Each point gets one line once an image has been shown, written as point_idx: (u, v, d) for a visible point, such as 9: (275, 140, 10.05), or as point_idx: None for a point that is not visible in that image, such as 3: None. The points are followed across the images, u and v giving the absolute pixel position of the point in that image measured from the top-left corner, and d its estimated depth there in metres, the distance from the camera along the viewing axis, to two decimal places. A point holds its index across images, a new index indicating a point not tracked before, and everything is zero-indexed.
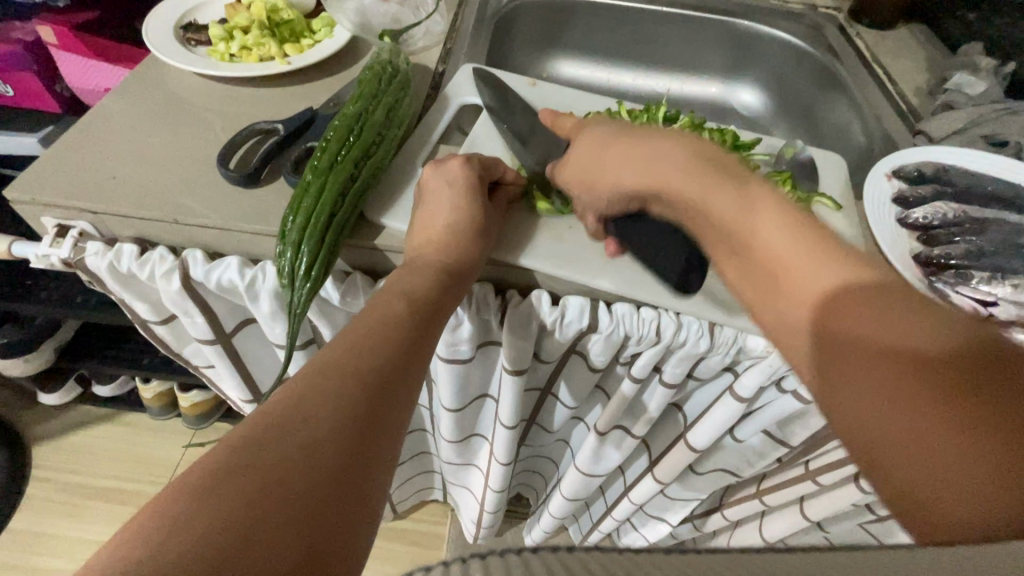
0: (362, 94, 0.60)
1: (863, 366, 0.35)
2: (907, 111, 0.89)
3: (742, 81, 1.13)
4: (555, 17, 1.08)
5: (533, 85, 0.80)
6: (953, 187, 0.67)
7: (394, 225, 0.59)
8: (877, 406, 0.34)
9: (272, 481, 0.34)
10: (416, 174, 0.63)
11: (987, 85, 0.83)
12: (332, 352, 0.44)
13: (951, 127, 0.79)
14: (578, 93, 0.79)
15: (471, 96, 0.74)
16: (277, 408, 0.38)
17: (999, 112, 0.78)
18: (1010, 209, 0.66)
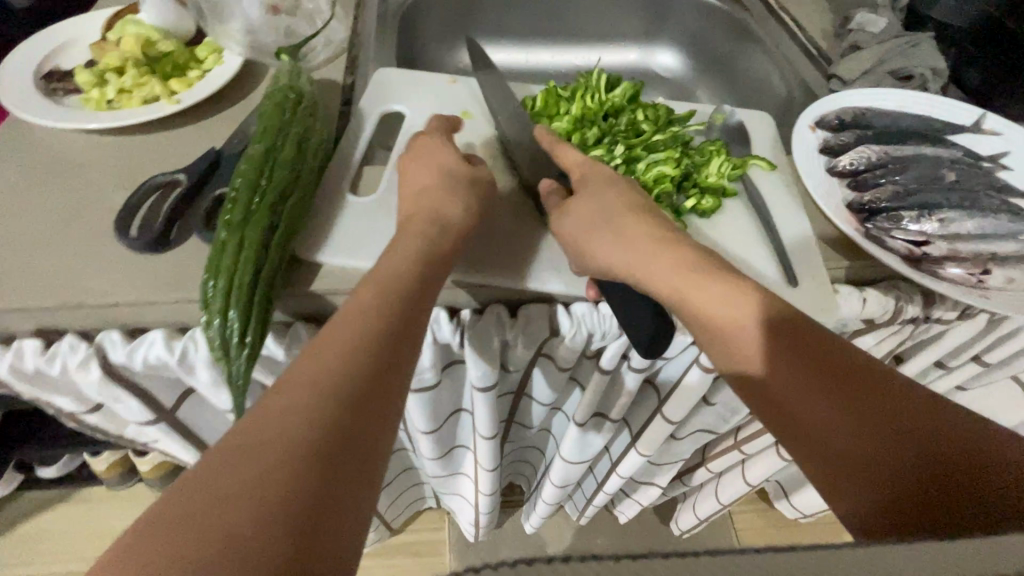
0: (264, 129, 0.54)
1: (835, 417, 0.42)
2: (818, 55, 0.91)
3: (660, 44, 1.13)
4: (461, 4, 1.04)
5: (453, 81, 0.75)
6: (872, 130, 0.70)
7: (331, 264, 0.54)
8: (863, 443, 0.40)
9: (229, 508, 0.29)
10: (343, 203, 0.59)
11: (887, 21, 0.84)
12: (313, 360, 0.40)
13: (860, 68, 0.82)
14: None
15: (384, 106, 0.70)
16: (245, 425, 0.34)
17: (900, 46, 0.81)
18: (925, 143, 0.69)
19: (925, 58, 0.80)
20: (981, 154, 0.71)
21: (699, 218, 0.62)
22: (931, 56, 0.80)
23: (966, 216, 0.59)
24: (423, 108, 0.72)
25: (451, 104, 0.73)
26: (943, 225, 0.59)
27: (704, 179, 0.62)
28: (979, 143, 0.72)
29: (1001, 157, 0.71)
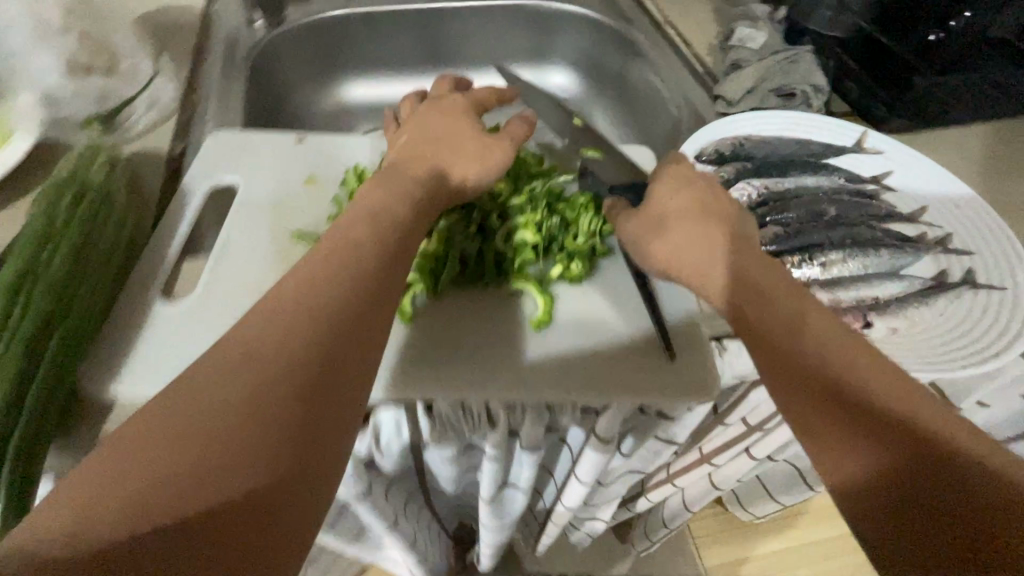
0: (26, 246, 0.45)
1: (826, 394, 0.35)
2: (705, 72, 0.87)
3: (551, 64, 1.06)
4: (328, 40, 0.96)
5: (300, 140, 0.66)
6: (753, 162, 0.66)
7: (127, 397, 0.46)
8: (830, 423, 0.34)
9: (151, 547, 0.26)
10: (151, 313, 0.50)
11: (766, 36, 0.81)
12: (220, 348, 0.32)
13: (743, 87, 0.78)
14: (353, 138, 0.66)
15: (215, 179, 0.61)
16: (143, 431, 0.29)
17: (780, 63, 0.77)
18: (807, 172, 0.65)
19: (806, 73, 0.76)
20: (864, 176, 0.68)
21: (570, 285, 0.55)
22: (811, 72, 0.76)
23: (846, 256, 0.56)
24: (260, 176, 0.62)
25: (294, 168, 0.63)
26: (825, 269, 0.56)
27: (570, 241, 0.55)
28: (863, 165, 0.69)
29: (885, 177, 0.68)
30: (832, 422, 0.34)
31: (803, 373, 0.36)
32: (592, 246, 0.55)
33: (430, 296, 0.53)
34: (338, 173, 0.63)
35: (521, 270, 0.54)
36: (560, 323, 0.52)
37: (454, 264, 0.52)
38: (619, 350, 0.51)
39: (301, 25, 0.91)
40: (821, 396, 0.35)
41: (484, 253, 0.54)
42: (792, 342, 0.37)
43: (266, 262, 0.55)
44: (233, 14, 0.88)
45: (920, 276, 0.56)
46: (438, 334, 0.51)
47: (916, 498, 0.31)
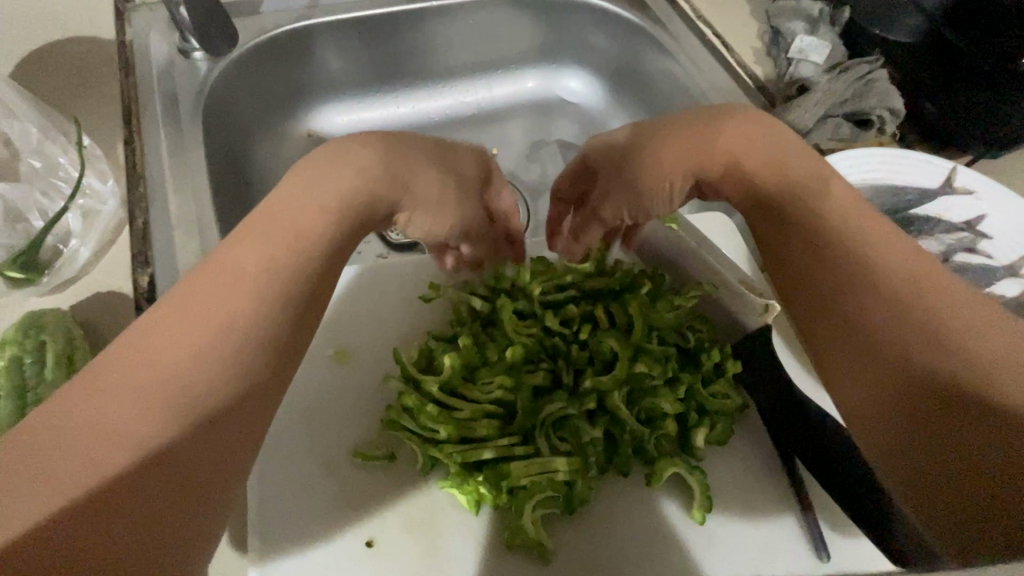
0: None
1: (880, 330, 0.35)
2: (757, 87, 0.75)
3: (560, 66, 0.89)
4: (292, 62, 0.76)
5: None
6: None
7: None
8: (897, 352, 0.34)
9: (100, 507, 0.27)
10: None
11: (830, 46, 0.70)
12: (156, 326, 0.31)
13: (812, 114, 0.67)
14: (385, 272, 0.52)
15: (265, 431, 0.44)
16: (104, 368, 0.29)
17: (856, 83, 0.67)
18: (901, 236, 0.60)
19: (881, 94, 0.67)
20: (954, 224, 0.62)
21: (715, 448, 0.46)
22: (889, 93, 0.67)
23: None
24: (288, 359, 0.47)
25: (326, 328, 0.49)
26: None
27: (709, 396, 0.45)
28: (954, 210, 0.63)
29: (976, 223, 0.62)
30: (844, 325, 0.38)
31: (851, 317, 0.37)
32: (733, 398, 0.45)
33: (563, 511, 0.42)
34: (383, 337, 0.49)
35: (663, 451, 0.43)
36: (718, 512, 0.43)
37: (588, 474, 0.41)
38: (774, 544, 0.43)
39: (256, 48, 0.71)
40: (820, 293, 0.39)
41: (615, 440, 0.43)
42: (839, 266, 0.38)
43: (331, 493, 0.42)
44: (159, 42, 0.65)
45: None
46: (584, 557, 0.41)
47: (933, 397, 0.32)
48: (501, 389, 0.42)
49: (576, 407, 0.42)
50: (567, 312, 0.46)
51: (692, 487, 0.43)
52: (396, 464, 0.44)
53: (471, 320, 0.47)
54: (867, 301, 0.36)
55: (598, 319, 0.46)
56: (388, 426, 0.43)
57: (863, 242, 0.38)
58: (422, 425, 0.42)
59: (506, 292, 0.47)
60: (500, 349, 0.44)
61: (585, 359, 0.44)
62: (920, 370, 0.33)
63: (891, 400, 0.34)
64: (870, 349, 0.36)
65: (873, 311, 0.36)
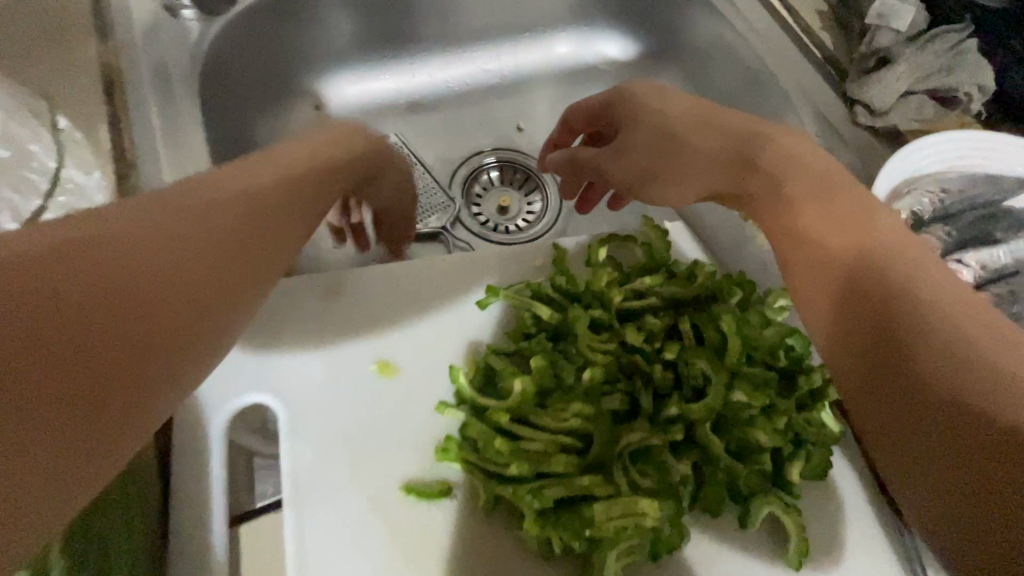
0: None
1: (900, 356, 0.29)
2: (823, 57, 0.67)
3: (594, 31, 0.80)
4: (294, 24, 0.66)
5: (340, 293, 0.42)
6: (936, 216, 0.53)
7: None
8: (911, 391, 0.29)
9: (77, 339, 0.21)
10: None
11: (916, 10, 0.62)
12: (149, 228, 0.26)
13: (892, 90, 0.60)
14: (423, 274, 0.44)
15: (248, 396, 0.39)
16: (103, 238, 0.24)
17: (936, 59, 0.60)
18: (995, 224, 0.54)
19: (971, 68, 0.60)
20: None
21: (808, 479, 0.41)
22: (980, 68, 0.60)
23: None
24: (293, 355, 0.40)
25: (363, 340, 0.41)
26: None
27: (806, 424, 0.39)
28: None
29: None
30: (857, 351, 0.32)
31: (875, 339, 0.31)
32: (832, 427, 0.40)
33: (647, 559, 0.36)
34: (431, 353, 0.41)
35: (756, 488, 0.38)
36: (814, 555, 0.39)
37: (681, 517, 0.35)
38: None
39: (252, 8, 0.61)
40: (843, 311, 0.33)
41: (703, 474, 0.38)
42: (859, 288, 0.33)
43: (380, 542, 0.36)
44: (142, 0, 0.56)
45: None
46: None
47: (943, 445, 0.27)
48: (578, 418, 0.36)
49: (662, 437, 0.36)
50: (647, 327, 0.39)
51: (786, 526, 0.38)
52: (453, 510, 0.37)
53: (535, 333, 0.40)
54: (897, 324, 0.30)
55: (684, 335, 0.39)
56: (440, 453, 0.37)
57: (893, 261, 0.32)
58: (487, 458, 0.36)
59: (574, 302, 0.41)
60: (576, 371, 0.37)
61: (671, 380, 0.38)
62: (934, 412, 0.27)
63: (881, 404, 0.30)
64: (857, 348, 0.32)
65: (868, 303, 0.32)
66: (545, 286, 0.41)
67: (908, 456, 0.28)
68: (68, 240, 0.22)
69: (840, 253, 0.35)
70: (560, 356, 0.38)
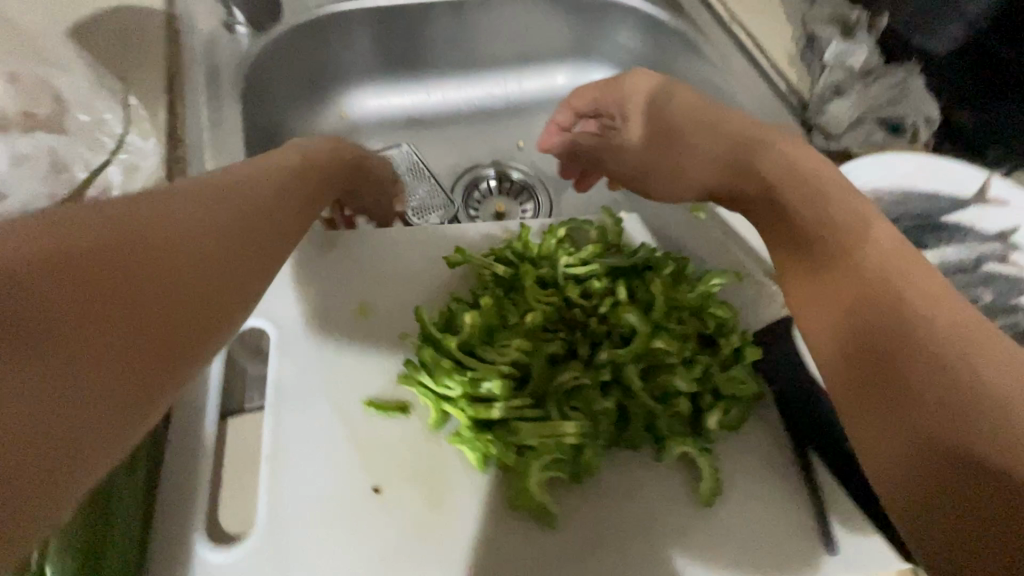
0: None
1: (902, 377, 0.33)
2: (788, 90, 0.75)
3: (591, 64, 0.90)
4: (328, 45, 0.77)
5: (336, 248, 0.50)
6: None
7: None
8: (908, 406, 0.32)
9: (11, 356, 0.22)
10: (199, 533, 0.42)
11: (867, 51, 0.70)
12: (99, 246, 0.25)
13: (844, 118, 0.68)
14: (406, 236, 0.51)
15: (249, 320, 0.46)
16: (98, 231, 0.26)
17: (890, 90, 0.67)
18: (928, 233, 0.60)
19: (915, 102, 0.67)
20: (984, 235, 0.61)
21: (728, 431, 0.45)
22: (924, 101, 0.67)
23: None
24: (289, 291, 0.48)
25: (349, 285, 0.49)
26: None
27: (726, 380, 0.44)
28: (986, 220, 0.62)
29: (1008, 235, 0.61)
30: (864, 368, 0.35)
31: (877, 358, 0.35)
32: (751, 384, 0.44)
33: (570, 479, 0.42)
34: (405, 300, 0.49)
35: (673, 429, 0.43)
36: (730, 497, 0.43)
37: (599, 442, 0.41)
38: (784, 532, 0.42)
39: (294, 29, 0.73)
40: (850, 328, 0.37)
41: (627, 412, 0.43)
42: (874, 307, 0.36)
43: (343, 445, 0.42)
44: (205, 16, 0.68)
45: None
46: (592, 523, 0.41)
47: (938, 457, 0.30)
48: (517, 352, 0.42)
49: (589, 375, 0.42)
50: (587, 285, 0.46)
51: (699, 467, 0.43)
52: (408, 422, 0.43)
53: (492, 285, 0.47)
54: (903, 346, 0.33)
55: (620, 295, 0.45)
56: (403, 377, 0.44)
57: (895, 279, 0.36)
58: (438, 379, 0.42)
59: (528, 263, 0.48)
60: (519, 314, 0.44)
61: (603, 331, 0.44)
62: (930, 425, 0.31)
63: (911, 459, 0.32)
64: (891, 410, 0.33)
65: (899, 364, 0.33)
66: (505, 248, 0.49)
67: (904, 464, 0.32)
68: (46, 242, 0.24)
69: (844, 277, 0.38)
70: (508, 302, 0.45)
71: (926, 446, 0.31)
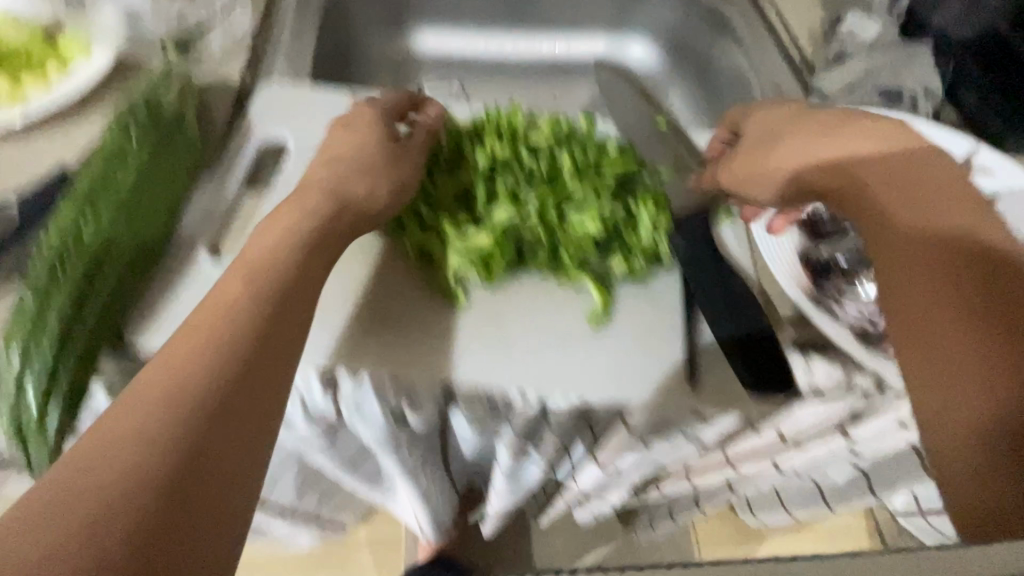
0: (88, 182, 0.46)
1: (908, 223, 0.41)
2: (801, 61, 0.79)
3: (630, 34, 0.99)
4: None
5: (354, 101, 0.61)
6: None
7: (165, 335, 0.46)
8: (919, 248, 0.40)
9: (106, 458, 0.29)
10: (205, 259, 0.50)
11: (879, 27, 0.74)
12: (175, 379, 0.33)
13: (843, 81, 0.71)
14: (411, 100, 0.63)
15: (273, 131, 0.58)
16: (169, 351, 0.35)
17: (892, 60, 0.70)
18: None
19: (916, 73, 0.70)
20: None
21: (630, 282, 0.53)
22: (926, 74, 0.69)
23: None
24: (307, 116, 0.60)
25: None
26: None
27: (631, 234, 0.52)
28: None
29: (988, 201, 0.62)
30: (883, 225, 0.42)
31: (889, 213, 0.42)
32: (656, 243, 0.52)
33: (482, 283, 0.51)
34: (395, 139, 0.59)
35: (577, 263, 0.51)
36: (617, 323, 0.50)
37: (510, 254, 0.51)
38: (654, 360, 0.49)
39: None
40: (855, 189, 0.45)
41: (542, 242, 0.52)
42: (866, 171, 0.45)
43: None
44: None
45: None
46: (494, 317, 0.50)
47: (962, 285, 0.38)
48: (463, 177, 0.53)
49: (516, 204, 0.52)
50: (536, 147, 0.56)
51: (594, 296, 0.51)
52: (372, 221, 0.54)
53: (462, 135, 0.57)
54: (901, 204, 0.42)
55: (560, 158, 0.55)
56: None
57: (878, 150, 0.46)
58: None
59: (495, 123, 0.57)
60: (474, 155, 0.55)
61: (538, 179, 0.54)
62: (948, 265, 0.39)
63: (942, 294, 0.38)
64: (948, 284, 0.38)
65: (900, 213, 0.42)
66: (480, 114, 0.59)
67: (927, 297, 0.38)
68: (132, 398, 0.32)
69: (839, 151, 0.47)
70: (467, 147, 0.56)
71: (938, 277, 0.38)
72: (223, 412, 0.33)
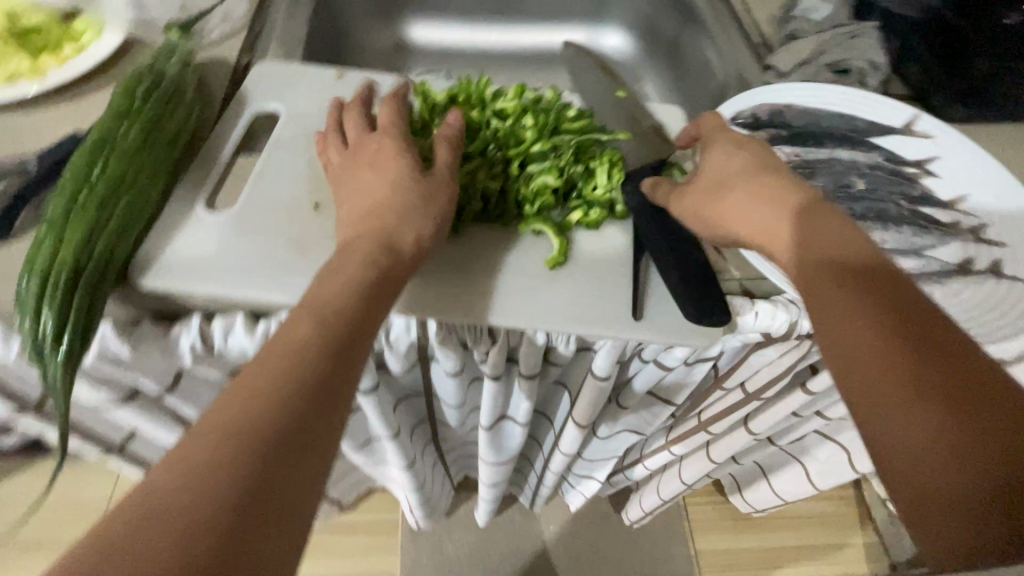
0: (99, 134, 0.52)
1: (842, 283, 0.42)
2: (761, 43, 0.85)
3: (607, 24, 1.04)
4: None
5: (339, 76, 0.67)
6: (789, 129, 0.68)
7: (166, 275, 0.51)
8: (849, 300, 0.41)
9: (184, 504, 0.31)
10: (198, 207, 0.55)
11: (830, 9, 0.79)
12: (250, 389, 0.36)
13: (797, 58, 0.76)
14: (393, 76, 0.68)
15: (268, 102, 0.64)
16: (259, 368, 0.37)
17: (841, 37, 0.76)
18: (843, 145, 0.67)
19: (862, 49, 0.75)
20: (904, 159, 0.66)
21: (587, 232, 0.58)
22: (871, 49, 0.75)
23: (868, 229, 0.59)
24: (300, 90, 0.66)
25: (341, 92, 0.66)
26: None
27: (588, 188, 0.57)
28: (907, 147, 0.67)
29: (928, 162, 0.66)
30: (823, 278, 0.43)
31: (828, 274, 0.43)
32: (610, 196, 0.57)
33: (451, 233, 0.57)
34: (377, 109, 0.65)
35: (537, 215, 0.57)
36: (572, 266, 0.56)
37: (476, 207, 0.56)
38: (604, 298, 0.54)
39: None
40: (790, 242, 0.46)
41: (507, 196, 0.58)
42: (798, 225, 0.46)
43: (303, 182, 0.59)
44: None
45: (940, 260, 0.58)
46: (462, 262, 0.56)
47: (897, 337, 0.39)
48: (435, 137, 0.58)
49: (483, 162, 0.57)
50: (505, 108, 0.60)
51: (554, 243, 0.56)
52: None
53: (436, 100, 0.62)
54: (830, 246, 0.44)
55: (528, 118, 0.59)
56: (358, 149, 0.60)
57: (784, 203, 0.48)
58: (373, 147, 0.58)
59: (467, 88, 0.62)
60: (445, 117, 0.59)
61: (505, 138, 0.58)
62: (881, 316, 0.40)
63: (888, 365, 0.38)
64: (878, 319, 0.40)
65: (833, 276, 0.43)
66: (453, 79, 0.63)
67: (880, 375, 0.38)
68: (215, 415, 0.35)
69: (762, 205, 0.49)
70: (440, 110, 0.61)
71: (885, 346, 0.39)
72: (286, 435, 0.35)
